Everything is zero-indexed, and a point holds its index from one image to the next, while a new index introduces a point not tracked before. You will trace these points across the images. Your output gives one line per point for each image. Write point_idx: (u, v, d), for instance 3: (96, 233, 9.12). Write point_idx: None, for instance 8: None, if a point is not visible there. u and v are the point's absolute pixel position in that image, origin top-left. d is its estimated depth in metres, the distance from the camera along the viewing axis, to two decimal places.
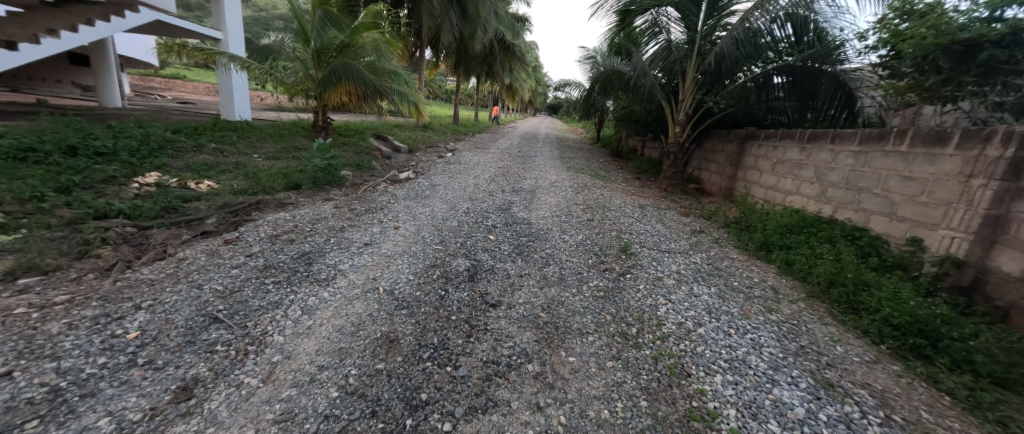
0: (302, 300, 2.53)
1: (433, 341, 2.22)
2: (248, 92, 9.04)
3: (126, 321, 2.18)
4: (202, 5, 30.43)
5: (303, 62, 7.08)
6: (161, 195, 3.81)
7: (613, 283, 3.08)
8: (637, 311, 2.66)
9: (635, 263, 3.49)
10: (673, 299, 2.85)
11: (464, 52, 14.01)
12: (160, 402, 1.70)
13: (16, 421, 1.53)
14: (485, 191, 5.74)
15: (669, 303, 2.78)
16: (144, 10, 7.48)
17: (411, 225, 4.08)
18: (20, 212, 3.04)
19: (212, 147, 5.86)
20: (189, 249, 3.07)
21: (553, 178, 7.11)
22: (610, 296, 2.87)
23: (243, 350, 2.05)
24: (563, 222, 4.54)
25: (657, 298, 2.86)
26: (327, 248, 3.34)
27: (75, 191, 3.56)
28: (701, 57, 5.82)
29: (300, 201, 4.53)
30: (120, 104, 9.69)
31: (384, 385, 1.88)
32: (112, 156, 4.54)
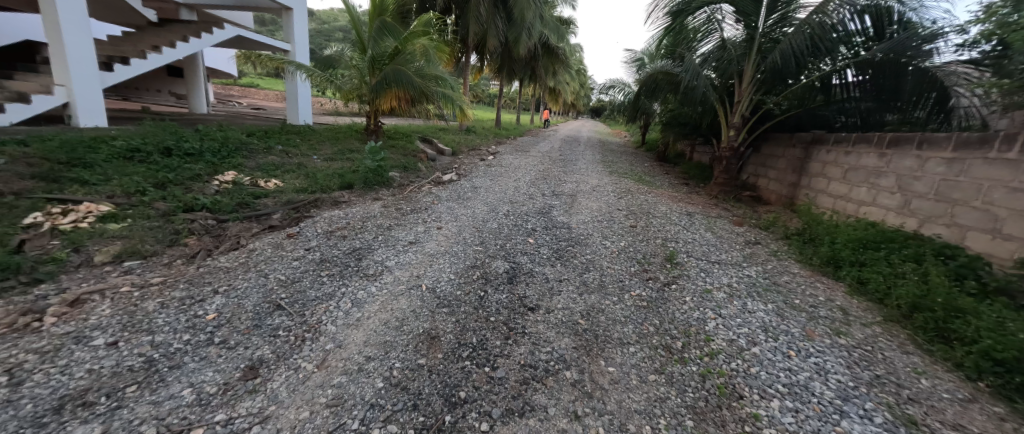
0: (353, 293, 2.71)
1: (472, 341, 2.28)
2: (311, 99, 9.81)
3: (206, 304, 2.45)
4: (275, 20, 33.56)
5: (359, 70, 7.55)
6: (236, 192, 4.24)
7: (656, 294, 2.95)
8: (683, 324, 2.55)
9: (681, 273, 3.33)
10: (724, 313, 2.68)
11: (509, 56, 14.24)
12: (232, 378, 1.89)
13: (120, 384, 1.77)
14: (524, 194, 5.77)
15: (719, 318, 2.62)
16: (229, 27, 8.39)
17: (453, 226, 4.20)
18: (127, 204, 3.51)
19: (279, 149, 6.42)
20: (258, 241, 3.39)
21: (595, 182, 7.00)
22: (653, 306, 2.77)
23: (301, 337, 2.22)
24: (604, 227, 4.45)
25: (705, 311, 2.72)
26: (375, 245, 3.53)
27: (169, 187, 4.07)
28: (762, 56, 5.49)
29: (352, 200, 4.82)
30: (205, 110, 10.90)
31: (425, 380, 1.95)
32: (199, 156, 5.13)
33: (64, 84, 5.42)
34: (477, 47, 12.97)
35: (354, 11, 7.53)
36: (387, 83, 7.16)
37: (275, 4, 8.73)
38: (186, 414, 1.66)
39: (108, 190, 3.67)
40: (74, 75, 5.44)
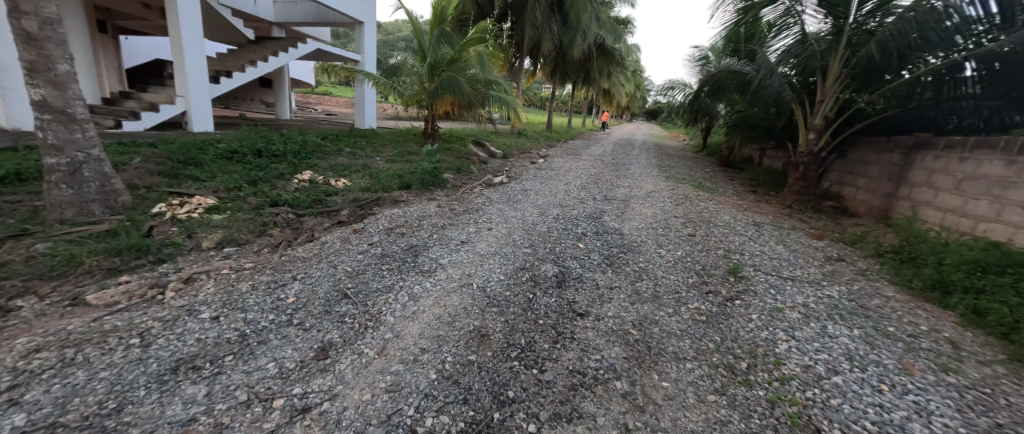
0: (409, 287, 2.88)
1: (520, 342, 2.31)
2: (376, 104, 10.53)
3: (287, 288, 2.74)
4: (349, 34, 36.61)
5: (419, 76, 7.95)
6: (311, 190, 4.68)
7: (717, 309, 2.77)
8: (749, 344, 2.37)
9: (746, 289, 3.08)
10: (798, 336, 2.45)
11: (563, 59, 14.21)
12: (307, 356, 2.09)
13: (221, 352, 2.05)
14: (575, 198, 5.71)
15: (792, 341, 2.40)
16: (310, 41, 9.29)
17: (503, 228, 4.28)
18: (227, 198, 4.03)
19: (348, 151, 6.98)
20: (329, 235, 3.73)
21: (651, 187, 6.72)
22: (713, 321, 2.61)
23: (364, 325, 2.40)
24: (659, 235, 4.27)
25: (775, 331, 2.50)
26: (430, 243, 3.71)
27: (259, 184, 4.60)
28: (852, 49, 4.92)
29: (410, 200, 5.10)
30: (287, 116, 12.14)
31: (475, 376, 2.01)
32: (282, 157, 5.74)
33: (183, 95, 6.36)
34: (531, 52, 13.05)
35: (416, 21, 7.90)
36: (445, 89, 7.48)
37: (349, 18, 9.50)
38: (271, 383, 1.88)
39: (212, 186, 4.24)
40: (191, 87, 6.37)
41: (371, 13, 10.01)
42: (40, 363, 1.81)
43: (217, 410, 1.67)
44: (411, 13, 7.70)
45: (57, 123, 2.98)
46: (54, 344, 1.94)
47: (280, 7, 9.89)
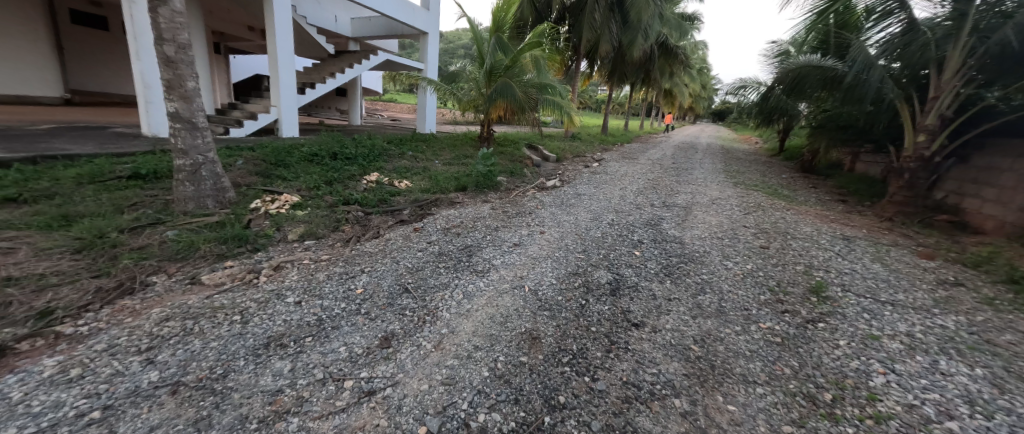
0: (464, 286, 3.00)
1: (572, 348, 2.30)
2: (436, 110, 11.05)
3: (356, 280, 2.99)
4: (414, 45, 38.99)
5: (477, 82, 8.20)
6: (378, 190, 5.03)
7: (795, 331, 2.53)
8: (834, 373, 2.13)
9: (832, 311, 2.77)
10: (898, 369, 2.16)
11: (622, 60, 13.85)
12: (373, 344, 2.27)
13: (302, 333, 2.29)
14: (630, 203, 5.53)
15: (890, 375, 2.12)
16: (380, 53, 10.01)
17: (556, 232, 4.26)
18: (308, 197, 4.48)
19: (410, 154, 7.41)
20: (392, 233, 3.98)
21: (716, 194, 6.30)
22: (790, 344, 2.39)
23: (423, 319, 2.54)
24: (724, 246, 3.99)
25: (869, 362, 2.23)
26: (483, 244, 3.82)
27: (334, 184, 5.05)
28: (980, 37, 4.24)
29: (465, 201, 5.30)
30: (358, 122, 13.18)
31: (527, 378, 2.04)
32: (354, 160, 6.25)
33: (276, 105, 7.21)
34: (589, 54, 12.89)
35: (476, 28, 8.17)
36: (501, 95, 7.65)
37: (415, 30, 10.12)
38: (342, 365, 2.06)
39: (296, 186, 4.73)
40: (283, 97, 7.19)
41: (435, 24, 10.57)
42: (169, 329, 2.16)
43: (299, 384, 1.88)
44: (472, 21, 8.00)
45: (185, 130, 3.54)
46: (179, 315, 2.31)
47: (356, 23, 10.83)
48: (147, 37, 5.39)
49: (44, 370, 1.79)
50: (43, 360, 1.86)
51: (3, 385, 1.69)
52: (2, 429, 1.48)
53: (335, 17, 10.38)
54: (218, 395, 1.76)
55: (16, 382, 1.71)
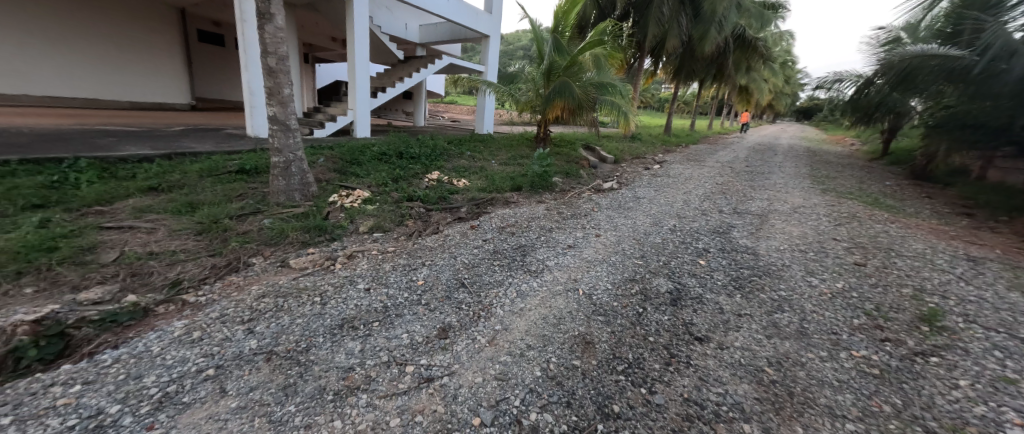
0: (518, 284, 3.05)
1: (627, 357, 2.24)
2: (494, 111, 11.30)
3: (417, 272, 3.18)
4: (475, 48, 40.29)
5: (536, 82, 8.25)
6: (438, 188, 5.27)
7: (898, 363, 2.21)
8: (950, 418, 1.82)
9: (949, 345, 2.39)
10: None
11: (690, 56, 13.11)
12: (431, 334, 2.39)
13: (371, 318, 2.49)
14: (695, 209, 5.22)
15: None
16: (444, 58, 10.46)
17: (612, 236, 4.16)
18: (377, 193, 4.83)
19: (468, 154, 7.66)
20: (451, 229, 4.16)
21: (796, 202, 5.72)
22: (889, 378, 2.09)
23: (478, 313, 2.64)
24: (808, 260, 3.61)
25: (1000, 410, 1.87)
26: (537, 244, 3.86)
27: (399, 181, 5.39)
28: None
29: (520, 201, 5.37)
30: (421, 123, 13.88)
31: (579, 382, 2.03)
32: (417, 159, 6.61)
33: (353, 108, 7.87)
34: (653, 51, 12.39)
35: (537, 28, 8.20)
36: (559, 94, 7.62)
37: (478, 34, 10.44)
38: (404, 351, 2.21)
39: (368, 182, 5.12)
40: (358, 101, 7.83)
41: (497, 27, 10.84)
42: (264, 305, 2.48)
43: (367, 365, 2.05)
44: (534, 22, 8.07)
45: (279, 131, 4.00)
46: (272, 293, 2.63)
47: (424, 29, 11.44)
48: (254, 50, 6.17)
49: (175, 330, 2.16)
50: (174, 322, 2.24)
51: (147, 340, 2.07)
52: (145, 375, 1.82)
53: (405, 25, 11.05)
54: (302, 366, 1.98)
55: (155, 338, 2.08)
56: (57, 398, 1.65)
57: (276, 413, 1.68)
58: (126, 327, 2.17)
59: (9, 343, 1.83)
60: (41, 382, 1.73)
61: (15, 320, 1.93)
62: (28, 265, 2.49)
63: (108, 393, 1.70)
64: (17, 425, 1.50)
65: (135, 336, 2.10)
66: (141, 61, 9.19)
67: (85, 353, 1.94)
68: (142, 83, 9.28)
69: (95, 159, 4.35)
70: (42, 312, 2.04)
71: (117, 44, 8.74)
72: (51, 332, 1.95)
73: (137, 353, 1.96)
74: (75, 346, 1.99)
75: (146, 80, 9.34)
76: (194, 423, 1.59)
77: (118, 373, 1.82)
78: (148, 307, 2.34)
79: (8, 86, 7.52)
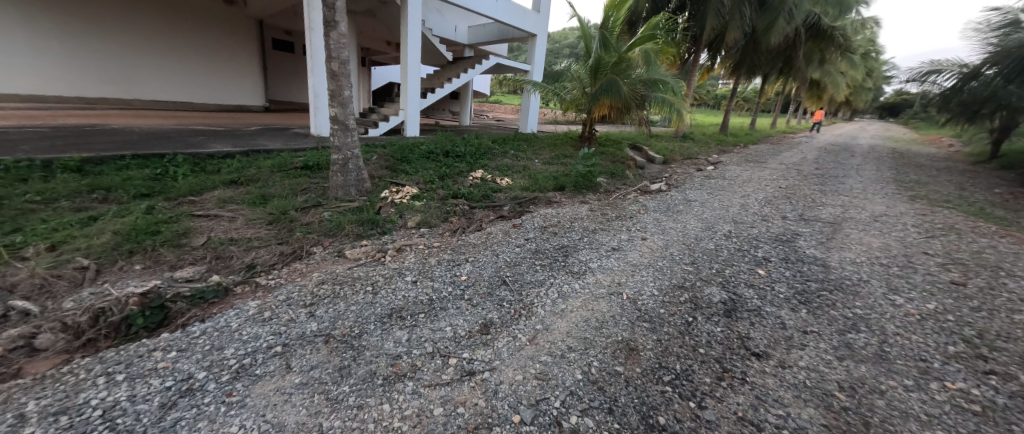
0: (560, 285, 3.02)
1: (675, 367, 2.13)
2: (538, 110, 11.26)
3: (460, 268, 3.24)
4: (521, 47, 40.59)
5: (582, 81, 8.09)
6: (482, 187, 5.35)
7: (1006, 401, 1.89)
8: None
9: None
10: None
11: (752, 50, 12.23)
12: (474, 329, 2.42)
13: (417, 309, 2.58)
14: (753, 214, 4.86)
15: None
16: (491, 58, 10.59)
17: (659, 239, 3.99)
18: (423, 190, 5.00)
19: (512, 153, 7.71)
20: (493, 227, 4.21)
21: (876, 210, 5.13)
22: (995, 417, 1.80)
23: (519, 312, 2.64)
24: (890, 276, 3.21)
25: None
26: (580, 245, 3.79)
27: (445, 179, 5.53)
28: None
29: (563, 201, 5.30)
30: (467, 122, 14.17)
31: (622, 389, 1.96)
32: (462, 157, 6.75)
33: (404, 108, 8.20)
34: (711, 45, 11.70)
35: (586, 25, 8.01)
36: (606, 92, 7.41)
37: (525, 33, 10.43)
38: (448, 343, 2.26)
39: (416, 179, 5.32)
40: (409, 101, 8.14)
41: (544, 26, 10.78)
42: (323, 291, 2.66)
43: (413, 354, 2.12)
44: (583, 19, 7.92)
45: (338, 130, 4.25)
46: (330, 280, 2.82)
47: (472, 31, 11.65)
48: (319, 55, 6.62)
49: (249, 309, 2.38)
50: (249, 302, 2.47)
51: (227, 316, 2.29)
52: (226, 347, 2.02)
53: (455, 26, 11.31)
54: (355, 350, 2.09)
55: (234, 315, 2.30)
56: (158, 361, 1.90)
57: (332, 392, 1.79)
58: (211, 303, 2.43)
59: (124, 312, 2.16)
60: (146, 346, 2.00)
61: (128, 293, 2.27)
62: (138, 246, 2.88)
63: (196, 360, 1.91)
64: (128, 382, 1.75)
65: (218, 312, 2.34)
66: (221, 66, 10.14)
67: (179, 325, 2.20)
68: (222, 87, 10.25)
69: (189, 155, 4.93)
70: (148, 287, 2.36)
71: (206, 53, 9.80)
72: (154, 304, 2.24)
73: (219, 327, 2.18)
74: (172, 317, 2.26)
75: (226, 84, 10.30)
76: (263, 395, 1.73)
77: (204, 343, 2.04)
78: (229, 286, 2.60)
79: (121, 91, 8.80)
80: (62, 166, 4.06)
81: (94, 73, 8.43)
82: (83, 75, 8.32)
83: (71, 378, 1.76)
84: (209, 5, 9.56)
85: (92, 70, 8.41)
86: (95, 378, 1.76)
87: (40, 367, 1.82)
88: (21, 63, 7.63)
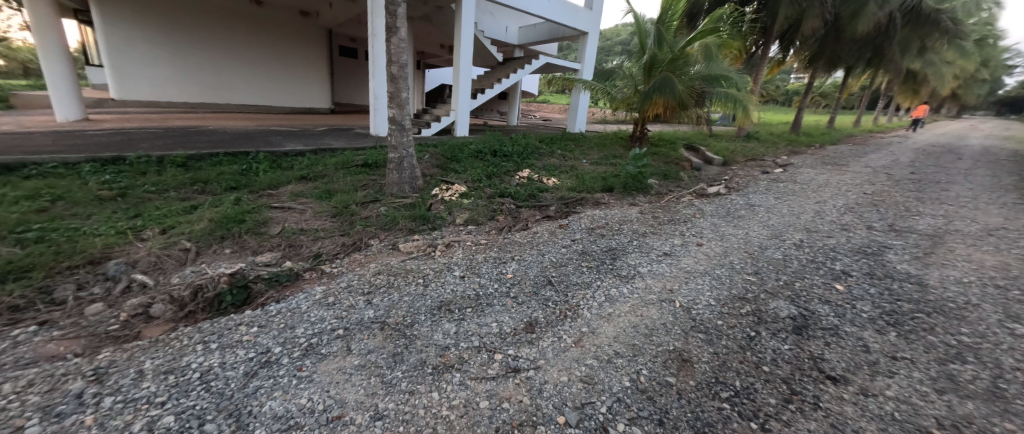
0: (607, 288, 2.93)
1: (734, 383, 1.98)
2: (587, 109, 11.04)
3: (506, 265, 3.27)
4: (571, 47, 40.22)
5: (635, 79, 7.79)
6: (528, 186, 5.36)
7: None
8: None
9: None
10: None
11: (833, 40, 11.10)
12: (519, 327, 2.43)
13: (464, 304, 2.63)
14: (829, 222, 4.40)
15: None
16: (541, 58, 10.55)
17: (717, 246, 3.74)
18: (471, 188, 5.11)
19: (559, 153, 7.63)
20: (539, 226, 4.19)
21: (988, 222, 4.41)
22: None
23: (564, 313, 2.60)
24: (1005, 301, 2.75)
25: None
26: (629, 249, 3.66)
27: (492, 178, 5.61)
28: None
29: (611, 202, 5.15)
30: (515, 122, 14.25)
31: (674, 401, 1.87)
32: (509, 157, 6.81)
33: (454, 109, 8.43)
34: (784, 36, 10.78)
35: (640, 20, 7.71)
36: (659, 91, 7.03)
37: (576, 31, 10.27)
38: (494, 339, 2.28)
39: (464, 178, 5.44)
40: (460, 102, 8.35)
41: (597, 23, 10.53)
42: (379, 280, 2.81)
43: (461, 346, 2.18)
44: (639, 15, 7.62)
45: (395, 131, 4.47)
46: (385, 271, 2.97)
47: (523, 31, 11.70)
48: (379, 59, 6.99)
49: (316, 294, 2.57)
50: (315, 287, 2.67)
51: (298, 298, 2.50)
52: (297, 326, 2.21)
53: (506, 28, 11.45)
54: (407, 339, 2.19)
55: (303, 298, 2.51)
56: (243, 334, 2.11)
57: (387, 376, 1.89)
58: (285, 286, 2.67)
59: (216, 289, 2.44)
60: (233, 320, 2.24)
61: (220, 272, 2.59)
62: (227, 232, 3.23)
63: (273, 336, 2.10)
64: (220, 350, 1.97)
65: (290, 294, 2.56)
66: (295, 72, 11.05)
67: (259, 304, 2.43)
68: (296, 91, 11.20)
69: (268, 153, 5.46)
70: (235, 268, 2.65)
71: (283, 61, 10.74)
72: (239, 284, 2.51)
73: (291, 308, 2.38)
74: (253, 297, 2.51)
75: (299, 88, 11.23)
76: (327, 373, 1.87)
77: (279, 322, 2.24)
78: (299, 272, 2.84)
79: (215, 97, 9.94)
80: (171, 161, 4.67)
81: (195, 82, 9.59)
82: (188, 83, 9.51)
83: (177, 343, 2.02)
84: (288, 17, 10.51)
85: (193, 79, 9.56)
86: (195, 345, 2.01)
87: (155, 333, 2.12)
88: (143, 74, 8.90)
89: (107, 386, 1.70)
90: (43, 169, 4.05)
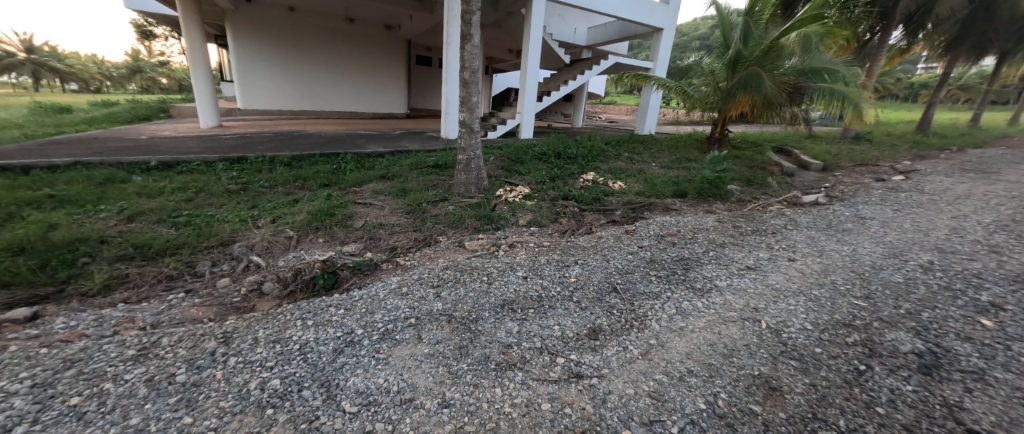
0: (678, 300, 2.74)
1: (837, 422, 1.73)
2: (658, 109, 10.46)
3: (569, 269, 3.22)
4: (643, 44, 38.54)
5: (716, 75, 7.20)
6: (593, 189, 5.24)
7: None
8: None
9: None
10: None
11: (979, 22, 9.18)
12: (582, 332, 2.38)
13: (527, 304, 2.65)
14: (968, 243, 3.63)
15: None
16: (611, 57, 10.22)
17: (814, 262, 3.31)
18: (535, 189, 5.13)
19: (626, 156, 7.34)
20: (604, 231, 4.07)
21: None
22: None
23: (630, 322, 2.49)
24: None
25: None
26: (704, 259, 3.39)
27: (557, 180, 5.57)
28: None
29: (684, 209, 4.82)
30: (580, 124, 14.03)
31: (760, 432, 1.68)
32: (574, 159, 6.72)
33: (520, 112, 8.56)
34: (910, 20, 9.17)
35: (724, 11, 7.14)
36: (742, 90, 6.36)
37: (650, 28, 9.80)
38: (556, 342, 2.26)
39: (529, 180, 5.49)
40: (526, 104, 8.45)
41: (674, 18, 9.92)
42: (447, 275, 2.95)
43: (523, 346, 2.19)
44: (722, 6, 7.07)
45: (465, 133, 4.65)
46: (452, 266, 3.10)
47: (592, 31, 11.49)
48: (452, 65, 7.36)
49: (392, 283, 2.78)
50: (391, 277, 2.89)
51: (376, 287, 2.73)
52: (375, 312, 2.40)
53: (575, 29, 11.36)
54: (472, 333, 2.27)
55: (381, 286, 2.73)
56: (332, 315, 2.35)
57: (453, 367, 1.97)
58: (366, 274, 2.92)
59: (311, 273, 2.76)
60: (324, 302, 2.50)
61: (315, 259, 2.91)
62: (321, 224, 3.64)
63: (356, 319, 2.31)
64: (314, 327, 2.22)
65: (370, 282, 2.80)
66: (379, 81, 12.07)
67: (345, 289, 2.70)
68: (379, 99, 12.23)
69: (355, 154, 6.04)
70: (326, 256, 2.97)
71: (370, 71, 11.80)
72: (329, 269, 2.80)
73: (371, 295, 2.60)
74: (340, 282, 2.79)
75: (381, 96, 12.24)
76: (401, 357, 2.01)
77: (360, 307, 2.45)
78: (378, 262, 3.08)
79: (313, 105, 11.22)
80: (280, 161, 5.38)
81: (299, 92, 10.92)
82: (293, 93, 10.85)
83: (282, 317, 2.31)
84: (377, 31, 11.51)
85: (297, 90, 10.89)
86: (295, 320, 2.28)
87: (266, 306, 2.46)
88: (260, 86, 10.33)
89: (232, 348, 2.00)
90: (190, 166, 4.93)
